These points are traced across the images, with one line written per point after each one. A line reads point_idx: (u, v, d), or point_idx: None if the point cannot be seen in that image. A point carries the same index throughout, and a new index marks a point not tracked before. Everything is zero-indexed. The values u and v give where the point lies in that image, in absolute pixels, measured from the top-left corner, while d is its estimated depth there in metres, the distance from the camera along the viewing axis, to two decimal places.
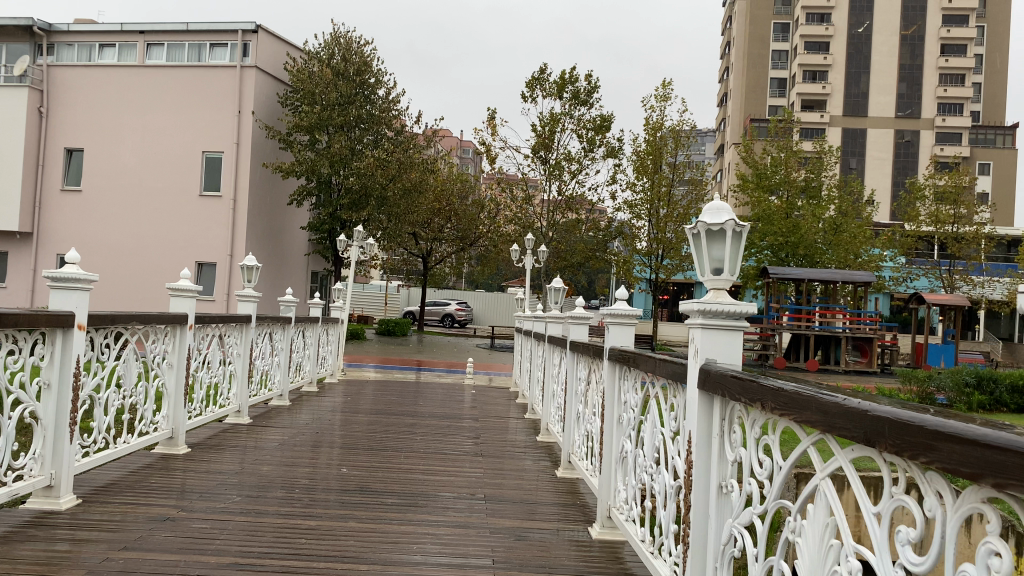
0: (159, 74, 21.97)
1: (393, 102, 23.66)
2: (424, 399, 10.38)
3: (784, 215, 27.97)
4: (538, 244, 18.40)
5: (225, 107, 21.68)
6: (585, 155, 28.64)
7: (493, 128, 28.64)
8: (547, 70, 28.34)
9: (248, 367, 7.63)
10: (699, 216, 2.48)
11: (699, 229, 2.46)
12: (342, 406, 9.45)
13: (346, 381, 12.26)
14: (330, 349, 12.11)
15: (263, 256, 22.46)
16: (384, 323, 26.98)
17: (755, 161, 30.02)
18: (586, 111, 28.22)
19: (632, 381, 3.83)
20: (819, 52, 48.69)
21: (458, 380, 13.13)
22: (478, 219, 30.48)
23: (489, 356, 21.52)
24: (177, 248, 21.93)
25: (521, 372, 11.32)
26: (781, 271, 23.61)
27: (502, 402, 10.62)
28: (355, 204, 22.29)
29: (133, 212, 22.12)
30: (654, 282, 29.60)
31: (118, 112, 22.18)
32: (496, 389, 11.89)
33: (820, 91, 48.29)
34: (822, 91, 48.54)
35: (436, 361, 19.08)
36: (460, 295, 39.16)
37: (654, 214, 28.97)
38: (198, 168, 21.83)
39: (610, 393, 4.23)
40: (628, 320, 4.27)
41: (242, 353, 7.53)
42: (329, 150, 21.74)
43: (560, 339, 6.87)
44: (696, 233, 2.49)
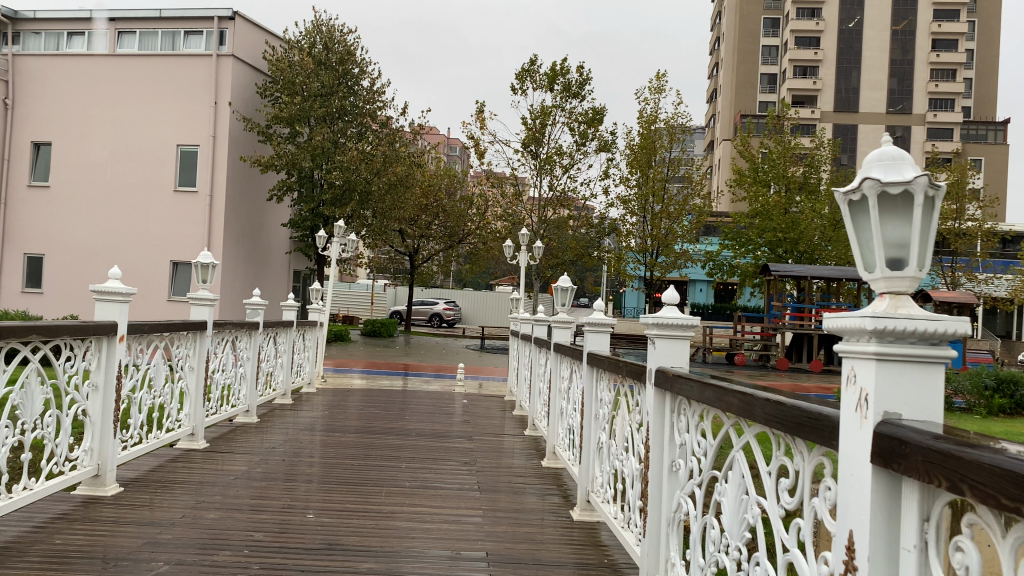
0: (130, 63, 20.85)
1: (378, 93, 22.59)
2: (412, 411, 9.36)
3: (782, 210, 27.18)
4: (533, 240, 17.43)
5: (200, 98, 20.59)
6: (578, 149, 27.74)
7: (482, 122, 27.68)
8: (538, 60, 27.42)
9: (203, 383, 6.93)
10: (864, 172, 1.62)
11: (868, 191, 1.58)
12: (320, 420, 8.42)
13: (328, 390, 11.22)
14: (307, 356, 11.01)
15: (242, 254, 21.36)
16: (369, 324, 25.99)
17: (752, 155, 29.22)
18: (578, 104, 27.30)
19: (694, 417, 2.84)
20: (811, 46, 48.03)
21: (448, 387, 12.12)
22: (467, 215, 29.39)
23: (480, 358, 20.54)
24: (151, 246, 20.79)
25: (516, 380, 10.31)
26: (783, 268, 22.76)
27: (497, 413, 9.62)
28: (338, 199, 21.26)
29: (104, 209, 21.01)
30: (648, 280, 28.73)
31: (86, 104, 21.06)
32: (490, 398, 10.89)
33: (811, 87, 47.68)
34: (813, 87, 47.96)
35: (424, 364, 18.08)
36: (448, 295, 38.16)
37: (648, 211, 28.16)
38: (172, 162, 20.71)
39: (658, 430, 3.27)
40: (678, 334, 3.29)
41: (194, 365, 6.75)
42: (311, 142, 20.65)
43: (566, 346, 5.87)
44: (860, 200, 1.60)
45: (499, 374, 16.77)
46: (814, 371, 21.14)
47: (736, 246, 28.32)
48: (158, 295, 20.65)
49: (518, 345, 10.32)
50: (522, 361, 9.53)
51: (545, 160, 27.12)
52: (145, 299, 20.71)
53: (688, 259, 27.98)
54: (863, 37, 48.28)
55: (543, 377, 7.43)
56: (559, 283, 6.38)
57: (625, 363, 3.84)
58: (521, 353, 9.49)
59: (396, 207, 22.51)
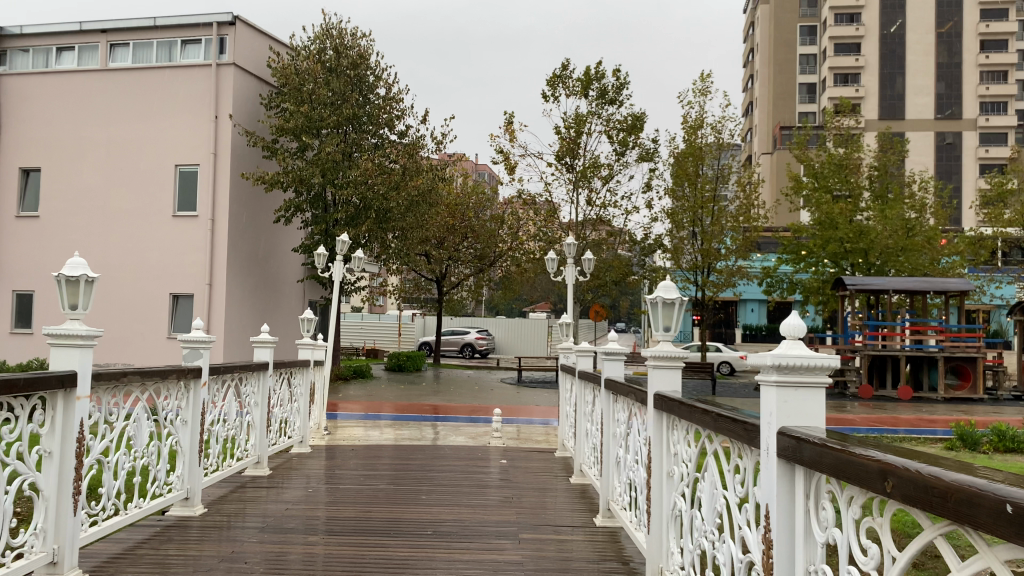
0: (122, 79, 19.06)
1: (396, 101, 20.08)
2: (432, 478, 6.91)
3: (847, 218, 24.63)
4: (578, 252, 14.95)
5: (201, 113, 18.60)
6: (616, 160, 25.40)
7: (511, 135, 25.63)
8: (570, 65, 25.27)
9: (80, 474, 3.68)
10: None
11: None
12: (305, 499, 6.00)
13: (329, 447, 8.78)
14: (297, 407, 8.33)
15: (250, 285, 19.25)
16: (394, 358, 23.64)
17: (809, 160, 26.73)
18: (615, 110, 25.01)
19: None
20: (850, 53, 45.47)
21: (481, 439, 9.65)
22: (498, 235, 26.91)
23: (517, 394, 18.05)
24: (150, 278, 18.73)
25: (569, 432, 7.82)
26: (860, 281, 19.96)
27: (549, 478, 7.09)
28: (354, 219, 18.95)
29: (98, 239, 19.08)
30: (701, 301, 26.22)
31: (80, 125, 19.23)
32: (534, 453, 8.42)
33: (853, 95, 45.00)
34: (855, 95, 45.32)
35: (456, 404, 15.66)
36: (480, 323, 35.84)
37: (697, 224, 25.71)
38: (171, 184, 18.70)
39: None
40: None
41: (65, 451, 3.56)
42: (321, 155, 18.32)
43: (679, 405, 3.57)
44: None
45: (541, 414, 14.27)
46: (904, 398, 18.34)
47: (795, 259, 25.73)
48: (157, 332, 18.57)
49: (568, 386, 7.84)
50: (580, 404, 7.06)
51: (581, 172, 24.84)
52: (143, 337, 18.59)
53: (743, 275, 25.46)
54: (906, 41, 45.54)
55: (626, 444, 5.07)
56: (664, 284, 3.95)
57: (1006, 502, 1.26)
58: (579, 396, 7.00)
59: (418, 225, 20.23)
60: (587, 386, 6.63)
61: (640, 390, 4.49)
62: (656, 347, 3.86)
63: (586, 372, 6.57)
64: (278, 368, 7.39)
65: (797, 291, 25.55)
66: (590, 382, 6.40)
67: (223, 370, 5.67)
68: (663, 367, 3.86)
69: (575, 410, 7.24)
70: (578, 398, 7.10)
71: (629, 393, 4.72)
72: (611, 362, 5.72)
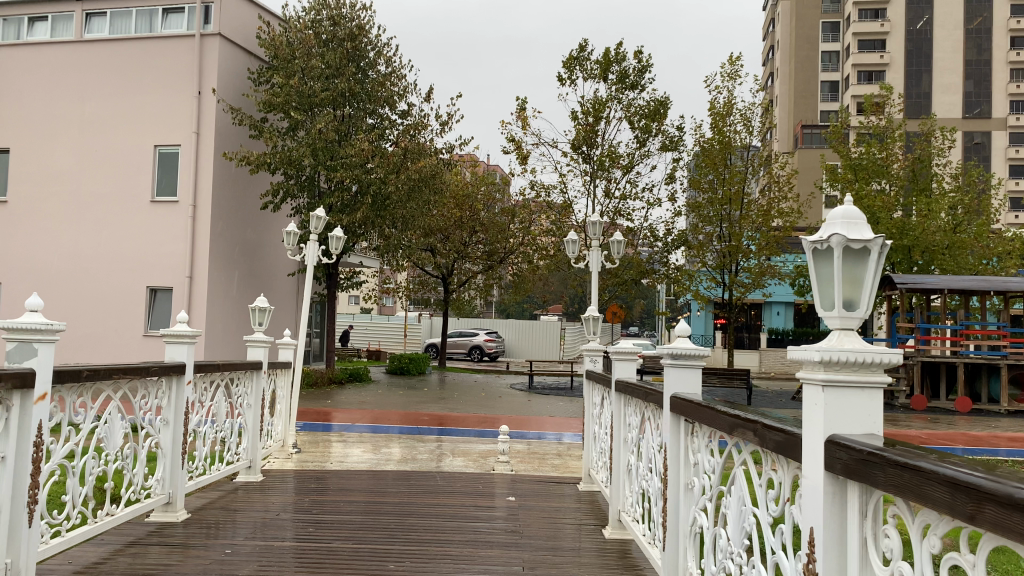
0: (97, 51, 17.33)
1: (398, 78, 18.10)
2: (414, 526, 4.98)
3: (888, 212, 22.58)
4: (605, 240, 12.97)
5: (182, 88, 16.85)
6: (637, 149, 23.45)
7: (524, 122, 23.87)
8: (588, 47, 23.45)
9: None
10: None
11: None
12: (216, 569, 4.06)
13: (291, 474, 6.85)
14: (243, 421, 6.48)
15: (235, 279, 17.44)
16: (396, 360, 21.81)
17: (846, 152, 24.69)
18: (637, 95, 23.14)
19: None
20: (876, 49, 43.28)
21: (485, 463, 7.65)
22: (509, 229, 24.99)
23: (527, 403, 16.17)
24: (125, 270, 16.95)
25: (595, 460, 5.90)
26: (911, 279, 17.86)
27: (574, 526, 5.17)
28: (348, 206, 17.02)
29: (69, 226, 17.30)
30: (726, 302, 24.17)
31: (51, 102, 17.52)
32: (551, 486, 6.44)
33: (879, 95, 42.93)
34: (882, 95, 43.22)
35: (462, 415, 13.75)
36: (489, 324, 33.99)
37: (725, 218, 23.70)
38: (149, 167, 16.96)
39: None
40: None
41: None
42: (312, 133, 16.35)
43: (938, 477, 1.50)
44: None
45: (555, 428, 12.30)
46: (962, 411, 16.35)
47: None
48: (131, 330, 16.75)
49: (594, 397, 5.94)
50: (615, 426, 5.07)
51: (599, 162, 22.96)
52: (116, 335, 16.82)
53: (775, 275, 23.37)
54: (934, 36, 43.37)
55: (711, 499, 3.10)
56: (834, 213, 2.03)
57: None
58: (615, 415, 5.00)
59: (421, 214, 18.28)
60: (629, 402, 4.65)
61: (757, 422, 2.51)
62: (828, 344, 1.89)
63: (629, 382, 4.59)
64: (202, 370, 5.51)
65: None
66: (635, 395, 4.41)
67: (87, 375, 3.77)
68: (855, 383, 1.88)
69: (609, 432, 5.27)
70: (612, 415, 5.12)
71: (732, 429, 2.71)
72: (675, 372, 3.75)
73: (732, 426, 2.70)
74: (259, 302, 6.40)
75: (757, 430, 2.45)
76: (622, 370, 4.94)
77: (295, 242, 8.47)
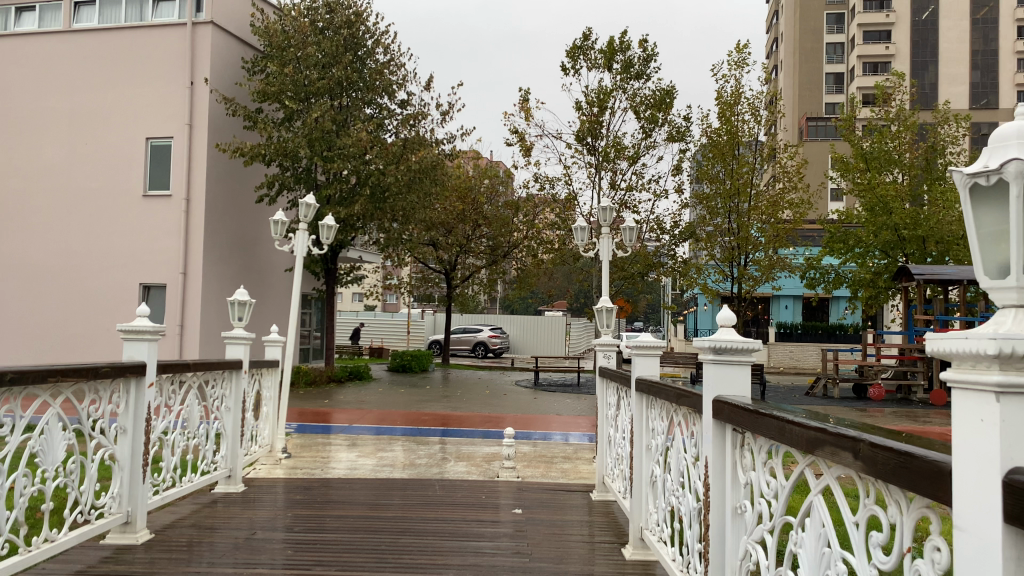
0: (86, 41, 16.75)
1: (396, 67, 17.45)
2: (408, 547, 4.37)
3: (903, 202, 21.92)
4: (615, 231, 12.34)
5: (173, 78, 16.26)
6: (643, 140, 22.79)
7: (527, 113, 23.27)
8: (592, 35, 22.78)
9: None
10: None
11: None
12: None
13: (277, 483, 6.25)
14: (222, 424, 5.84)
15: (230, 275, 16.87)
16: (397, 358, 21.23)
17: (857, 141, 24.00)
18: (643, 84, 22.47)
19: None
20: (882, 39, 42.49)
21: (489, 468, 7.04)
22: (512, 223, 24.35)
23: (533, 401, 15.56)
24: (116, 267, 16.38)
25: (611, 468, 5.29)
26: (931, 269, 17.18)
27: (589, 544, 4.56)
28: (344, 198, 16.40)
29: (59, 222, 16.74)
30: (736, 297, 23.53)
31: (39, 94, 16.95)
32: (562, 495, 5.82)
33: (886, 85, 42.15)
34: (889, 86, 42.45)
35: (466, 414, 13.14)
36: (493, 320, 33.40)
37: (734, 210, 23.05)
38: (140, 159, 16.37)
39: None
40: None
41: None
42: (308, 123, 15.72)
43: None
44: None
45: (562, 428, 11.68)
46: None
47: (841, 250, 23.09)
48: None
49: (609, 397, 5.32)
50: (635, 430, 4.45)
51: (604, 153, 22.32)
52: (108, 334, 16.25)
53: (786, 268, 22.72)
54: (942, 25, 42.56)
55: (772, 532, 2.45)
56: (990, 138, 1.51)
57: None
58: (634, 418, 4.38)
59: (421, 207, 17.65)
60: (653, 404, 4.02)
61: (846, 439, 1.86)
62: (992, 329, 1.33)
63: (653, 380, 3.95)
64: (167, 370, 4.90)
65: (845, 285, 22.97)
66: (661, 396, 3.78)
67: (12, 378, 3.17)
68: None
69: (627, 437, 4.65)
70: (631, 417, 4.50)
71: (812, 445, 2.03)
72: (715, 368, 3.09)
73: (811, 440, 2.03)
74: (238, 294, 5.81)
75: (848, 449, 1.81)
76: (645, 367, 4.31)
77: (282, 231, 7.85)
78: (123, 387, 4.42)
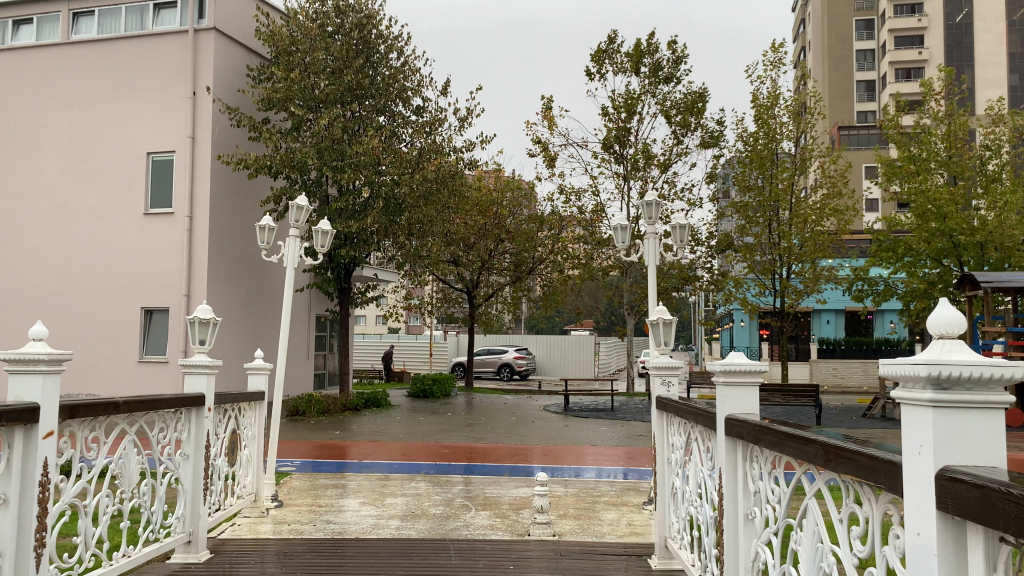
0: (86, 52, 15.94)
1: (412, 72, 16.43)
2: None
3: (956, 206, 20.44)
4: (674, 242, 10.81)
5: (176, 88, 15.35)
6: (674, 147, 21.56)
7: (551, 122, 22.17)
8: (617, 39, 21.69)
9: None
10: None
11: None
12: None
13: (261, 544, 5.04)
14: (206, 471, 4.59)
15: (238, 297, 15.88)
16: (418, 382, 20.08)
17: (902, 143, 22.58)
18: (672, 88, 21.32)
19: None
20: (913, 45, 41.08)
21: (519, 519, 5.78)
22: (537, 237, 23.17)
23: (562, 427, 14.29)
24: (118, 290, 15.40)
25: (678, 534, 4.01)
26: (996, 277, 15.67)
27: None
28: (357, 211, 15.33)
29: (59, 244, 15.82)
30: (778, 311, 22.12)
31: (39, 110, 16.13)
32: (615, 563, 4.55)
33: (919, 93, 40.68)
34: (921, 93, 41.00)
35: (490, 445, 11.89)
36: (518, 340, 32.16)
37: (774, 218, 21.71)
38: (142, 175, 15.42)
39: None
40: None
41: None
42: (317, 131, 14.71)
43: None
44: None
45: (596, 460, 10.39)
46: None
47: (889, 259, 21.62)
48: (126, 355, 15.17)
49: (675, 437, 4.06)
50: (720, 492, 3.15)
51: (632, 161, 21.12)
52: (110, 362, 15.23)
53: (831, 279, 21.31)
54: (975, 29, 40.99)
55: None
56: None
57: None
58: (723, 476, 3.08)
59: (440, 220, 16.53)
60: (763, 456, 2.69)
61: None
62: None
63: (762, 423, 2.63)
64: (85, 411, 3.36)
65: (895, 296, 21.45)
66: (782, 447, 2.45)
67: None
68: None
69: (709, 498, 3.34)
70: (716, 471, 3.19)
71: None
72: (920, 411, 1.71)
73: None
74: (199, 312, 4.71)
75: None
76: (743, 401, 3.01)
77: (270, 239, 6.69)
78: (5, 437, 2.91)
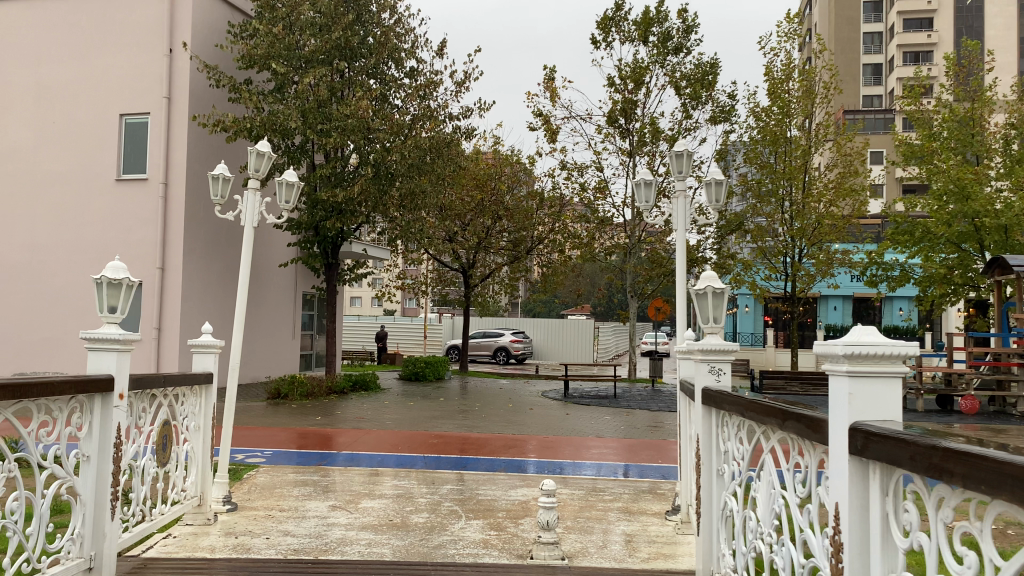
0: (54, 6, 14.78)
1: (404, 33, 15.26)
2: None
3: (980, 187, 19.32)
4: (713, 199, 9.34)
5: (150, 44, 14.20)
6: (683, 121, 20.43)
7: (552, 93, 21.02)
8: (624, 6, 20.52)
9: None
10: None
11: None
12: None
13: (198, 565, 3.99)
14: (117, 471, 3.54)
15: (216, 272, 14.83)
16: (409, 365, 19.08)
17: (922, 122, 21.45)
18: (682, 59, 20.17)
19: None
20: (923, 27, 39.81)
21: (520, 534, 4.75)
22: (537, 215, 22.07)
23: (562, 416, 13.29)
24: (87, 261, 14.33)
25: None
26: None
27: None
28: (342, 179, 14.26)
29: (24, 213, 14.70)
30: (789, 296, 21.10)
31: (4, 67, 14.96)
32: None
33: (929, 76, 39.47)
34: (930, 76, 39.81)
35: (484, 435, 10.89)
36: (515, 323, 31.16)
37: (787, 196, 20.58)
38: (113, 139, 14.30)
39: None
40: None
41: None
42: (301, 92, 13.61)
43: None
44: None
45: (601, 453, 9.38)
46: None
47: (906, 242, 20.58)
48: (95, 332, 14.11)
49: (732, 444, 3.02)
50: (826, 539, 2.11)
51: (639, 135, 19.99)
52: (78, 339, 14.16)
53: (844, 262, 20.29)
54: (987, 11, 39.70)
55: None
56: None
57: None
58: (832, 516, 2.03)
59: (435, 190, 15.42)
60: (936, 498, 1.57)
61: None
62: None
63: (948, 449, 1.50)
64: None
65: (911, 281, 20.39)
66: (1008, 495, 1.32)
67: None
68: None
69: (803, 538, 2.27)
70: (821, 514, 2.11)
71: None
72: None
73: None
74: (109, 270, 3.60)
75: None
76: (877, 404, 1.89)
77: (225, 191, 5.64)
78: None
